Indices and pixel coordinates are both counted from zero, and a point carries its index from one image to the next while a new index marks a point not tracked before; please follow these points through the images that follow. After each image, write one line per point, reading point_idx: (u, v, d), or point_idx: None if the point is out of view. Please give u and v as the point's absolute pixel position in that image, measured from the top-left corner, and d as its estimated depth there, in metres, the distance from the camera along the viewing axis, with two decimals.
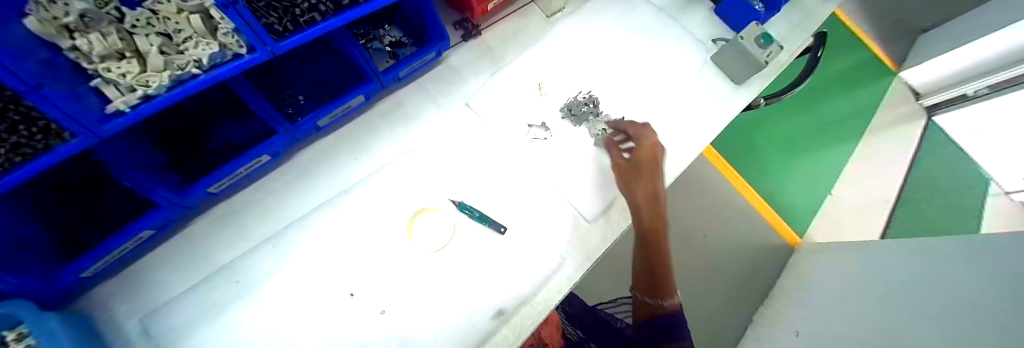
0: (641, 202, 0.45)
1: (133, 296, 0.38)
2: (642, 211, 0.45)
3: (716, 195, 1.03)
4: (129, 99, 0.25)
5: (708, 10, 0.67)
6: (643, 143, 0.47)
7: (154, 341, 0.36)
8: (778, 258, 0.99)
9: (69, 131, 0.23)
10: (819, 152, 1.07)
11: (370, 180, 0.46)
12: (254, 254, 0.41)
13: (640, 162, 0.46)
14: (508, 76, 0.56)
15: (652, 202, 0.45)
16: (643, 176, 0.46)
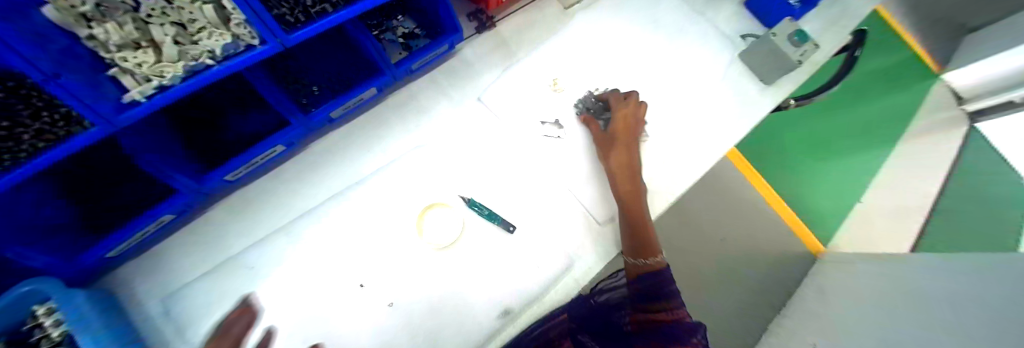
0: (619, 171, 0.46)
1: (156, 276, 0.39)
2: (618, 179, 0.46)
3: (735, 199, 0.98)
4: (145, 89, 0.26)
5: (738, 4, 0.64)
6: (622, 114, 0.48)
7: (174, 322, 0.37)
8: (799, 266, 0.95)
9: (87, 120, 0.24)
10: (849, 159, 1.01)
11: (381, 174, 0.46)
12: (269, 243, 0.41)
13: (619, 132, 0.48)
14: (522, 70, 0.54)
15: (626, 170, 0.46)
16: (618, 145, 0.47)
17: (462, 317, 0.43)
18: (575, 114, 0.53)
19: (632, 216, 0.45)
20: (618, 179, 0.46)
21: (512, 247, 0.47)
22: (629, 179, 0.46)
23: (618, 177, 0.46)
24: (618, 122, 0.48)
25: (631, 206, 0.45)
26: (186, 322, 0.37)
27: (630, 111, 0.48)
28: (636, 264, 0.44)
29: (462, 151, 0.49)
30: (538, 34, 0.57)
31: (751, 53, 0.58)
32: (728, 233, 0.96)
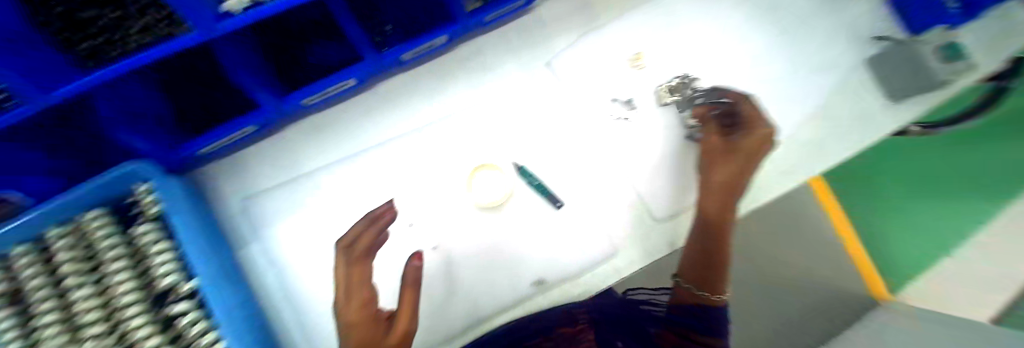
0: (715, 185, 0.42)
1: (236, 179, 0.43)
2: (710, 193, 0.42)
3: (802, 225, 0.92)
4: (238, 1, 0.24)
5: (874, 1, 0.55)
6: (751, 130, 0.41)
7: (252, 220, 0.42)
8: (851, 302, 0.91)
9: (187, 24, 0.22)
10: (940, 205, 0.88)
11: (439, 124, 0.45)
12: (330, 168, 0.44)
13: (738, 147, 0.41)
14: (603, 38, 0.49)
15: (727, 187, 0.41)
16: (734, 162, 0.41)
17: (496, 279, 0.45)
18: (655, 99, 0.48)
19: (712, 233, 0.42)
20: (708, 194, 0.42)
21: (556, 222, 0.46)
22: (725, 196, 0.41)
23: (712, 193, 0.42)
24: (741, 133, 0.41)
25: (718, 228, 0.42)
26: (262, 224, 0.42)
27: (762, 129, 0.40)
28: (691, 293, 0.45)
29: (523, 115, 0.47)
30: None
31: (882, 62, 0.52)
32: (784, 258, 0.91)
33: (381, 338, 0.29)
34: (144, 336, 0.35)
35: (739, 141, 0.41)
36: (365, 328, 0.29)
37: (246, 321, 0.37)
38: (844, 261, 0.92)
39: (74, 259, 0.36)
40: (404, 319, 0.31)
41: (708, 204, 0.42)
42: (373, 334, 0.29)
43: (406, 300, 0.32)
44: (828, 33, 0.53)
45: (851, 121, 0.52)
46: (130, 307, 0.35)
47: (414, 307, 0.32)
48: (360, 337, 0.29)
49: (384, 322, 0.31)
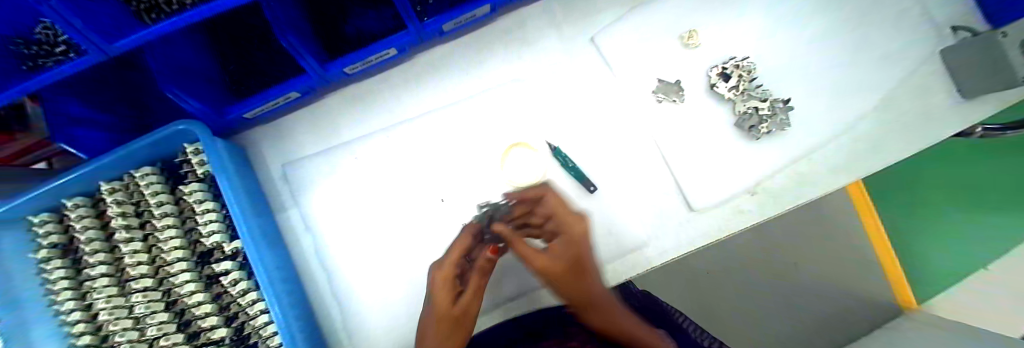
0: (560, 274, 0.33)
1: (274, 145, 0.43)
2: (562, 282, 0.33)
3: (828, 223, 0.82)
4: None
5: None
6: (567, 216, 0.34)
7: (291, 186, 0.43)
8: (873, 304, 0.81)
9: None
10: None
11: (476, 99, 0.44)
12: (368, 139, 0.43)
13: (566, 252, 0.33)
14: (651, 14, 0.46)
15: (574, 271, 0.33)
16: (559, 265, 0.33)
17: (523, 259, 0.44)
18: (706, 82, 0.46)
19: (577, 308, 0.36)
20: (559, 282, 0.33)
21: (588, 205, 0.45)
22: (579, 283, 0.34)
23: (556, 277, 0.33)
24: (561, 243, 0.33)
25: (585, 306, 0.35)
26: (301, 189, 0.43)
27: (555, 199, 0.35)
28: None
29: (561, 93, 0.45)
30: None
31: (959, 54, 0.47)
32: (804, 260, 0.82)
33: (449, 307, 0.32)
34: (191, 291, 0.37)
35: (570, 251, 0.33)
36: (441, 293, 0.32)
37: (287, 282, 0.39)
38: (877, 270, 0.80)
39: (124, 214, 0.37)
40: (470, 298, 0.33)
41: (569, 294, 0.34)
42: (447, 303, 0.32)
43: (476, 284, 0.33)
44: (889, 21, 0.50)
45: (913, 119, 0.48)
46: (177, 263, 0.37)
47: (481, 291, 0.33)
48: (436, 299, 0.32)
49: (454, 297, 0.32)
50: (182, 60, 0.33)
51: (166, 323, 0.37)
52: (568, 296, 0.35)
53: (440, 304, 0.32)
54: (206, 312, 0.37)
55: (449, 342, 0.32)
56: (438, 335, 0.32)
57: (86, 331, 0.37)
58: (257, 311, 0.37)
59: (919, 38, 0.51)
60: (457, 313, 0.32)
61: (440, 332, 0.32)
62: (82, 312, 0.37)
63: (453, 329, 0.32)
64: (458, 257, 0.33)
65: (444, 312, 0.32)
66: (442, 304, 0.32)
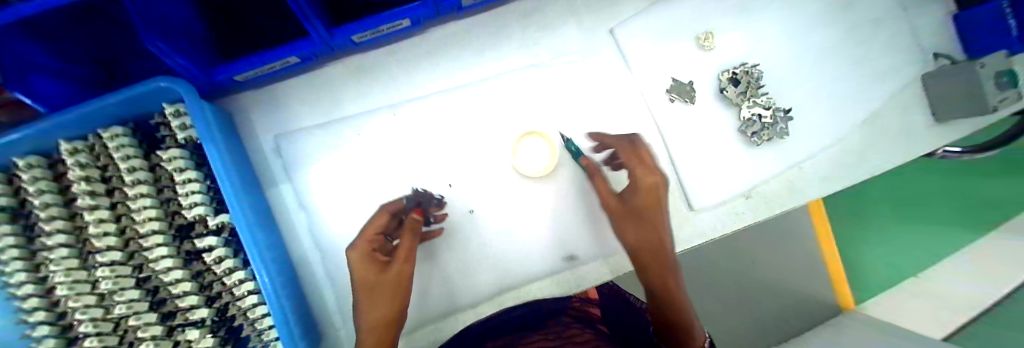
0: (618, 212, 0.35)
1: (266, 114, 0.40)
2: (619, 221, 0.35)
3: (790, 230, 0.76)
4: None
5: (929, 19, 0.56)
6: (636, 166, 0.34)
7: (284, 160, 0.40)
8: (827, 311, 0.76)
9: None
10: None
11: (490, 82, 0.43)
12: (373, 117, 0.41)
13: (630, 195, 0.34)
14: (671, 10, 0.46)
15: (633, 214, 0.34)
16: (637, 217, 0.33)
17: (527, 249, 0.44)
18: (717, 86, 0.47)
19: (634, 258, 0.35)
20: (618, 221, 0.35)
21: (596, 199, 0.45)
22: (636, 227, 0.33)
23: (619, 220, 0.35)
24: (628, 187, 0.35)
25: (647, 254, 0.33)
26: (296, 164, 0.40)
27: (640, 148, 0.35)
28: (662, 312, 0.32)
29: (575, 83, 0.44)
30: None
31: (943, 79, 0.51)
32: (761, 268, 0.76)
33: (378, 276, 0.28)
34: (167, 268, 0.33)
35: (635, 195, 0.33)
36: (363, 267, 0.28)
37: (279, 262, 0.36)
38: (822, 277, 0.76)
39: (88, 178, 0.33)
40: (401, 262, 0.30)
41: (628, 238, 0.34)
42: (373, 273, 0.28)
43: (405, 245, 0.31)
44: (880, 43, 0.54)
45: (893, 137, 0.52)
46: (151, 237, 0.33)
47: (411, 256, 0.31)
48: (358, 275, 0.28)
49: (382, 266, 0.29)
50: (166, 8, 0.29)
51: (136, 301, 0.34)
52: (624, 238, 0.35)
53: (365, 276, 0.28)
54: (184, 291, 0.34)
55: (388, 311, 0.29)
56: (373, 306, 0.28)
57: (40, 307, 0.32)
58: (243, 292, 0.34)
59: (901, 63, 0.55)
60: (390, 282, 0.29)
61: (374, 304, 0.28)
62: (36, 285, 0.32)
63: (392, 300, 0.29)
64: (375, 229, 0.30)
65: (375, 284, 0.28)
66: (367, 275, 0.28)
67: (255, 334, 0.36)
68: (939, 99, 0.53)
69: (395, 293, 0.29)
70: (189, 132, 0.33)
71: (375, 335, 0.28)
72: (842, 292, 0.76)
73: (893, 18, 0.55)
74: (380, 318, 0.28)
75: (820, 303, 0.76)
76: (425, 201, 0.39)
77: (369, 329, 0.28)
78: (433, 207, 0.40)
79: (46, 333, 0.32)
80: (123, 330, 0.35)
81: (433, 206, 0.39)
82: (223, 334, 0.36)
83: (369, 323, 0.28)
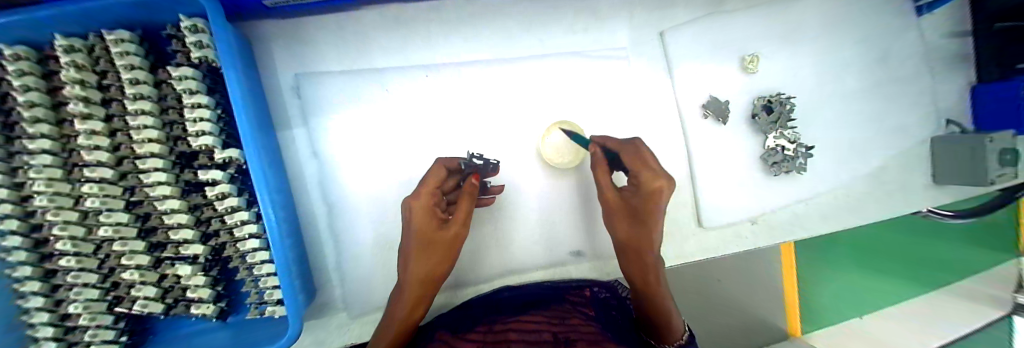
0: (617, 208, 0.36)
1: (290, 49, 0.36)
2: (616, 218, 0.36)
3: (754, 254, 0.76)
4: None
5: (947, 85, 0.58)
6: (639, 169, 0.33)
7: (302, 101, 0.37)
8: (782, 335, 0.77)
9: None
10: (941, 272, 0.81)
11: (533, 62, 0.42)
12: (407, 74, 0.39)
13: (629, 197, 0.35)
14: (720, 27, 0.46)
15: (632, 215, 0.35)
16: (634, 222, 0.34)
17: (535, 236, 0.45)
18: (750, 111, 0.47)
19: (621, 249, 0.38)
20: (614, 217, 0.36)
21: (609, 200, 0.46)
22: (630, 224, 0.35)
23: (617, 216, 0.36)
24: (631, 190, 0.35)
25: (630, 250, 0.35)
26: (315, 110, 0.37)
27: (643, 152, 0.34)
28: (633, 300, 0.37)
29: (616, 81, 0.44)
30: None
31: (950, 143, 0.53)
32: (724, 288, 0.74)
33: (436, 231, 0.32)
34: (163, 195, 0.31)
35: (637, 196, 0.34)
36: (424, 219, 0.31)
37: (286, 210, 0.34)
38: (777, 305, 0.77)
39: (82, 82, 0.29)
40: (456, 225, 0.33)
41: (619, 232, 0.36)
42: (432, 228, 0.32)
43: (462, 209, 0.33)
44: (901, 98, 0.55)
45: (892, 189, 0.54)
46: (149, 160, 0.30)
47: (466, 218, 0.33)
48: (417, 225, 0.31)
49: (440, 224, 0.32)
50: None
51: (123, 226, 0.31)
52: (615, 230, 0.37)
53: (424, 229, 0.31)
54: (179, 223, 0.32)
55: (433, 264, 0.33)
56: (422, 259, 0.32)
57: (11, 216, 0.29)
58: (244, 234, 0.33)
59: (919, 121, 0.57)
60: (444, 238, 0.32)
61: (423, 257, 0.32)
62: (12, 192, 0.29)
63: (438, 258, 0.33)
64: (436, 185, 0.32)
65: (432, 237, 0.32)
66: (428, 229, 0.31)
67: (250, 278, 0.35)
68: (944, 161, 0.55)
69: (443, 251, 0.33)
70: (204, 51, 0.30)
71: (417, 283, 0.32)
72: (791, 318, 0.77)
73: (920, 77, 0.57)
74: (425, 272, 0.32)
75: (774, 329, 0.77)
76: (483, 168, 0.39)
77: (414, 277, 0.32)
78: (490, 174, 0.40)
79: (17, 245, 0.29)
80: (104, 255, 0.32)
81: (489, 172, 0.39)
82: (215, 274, 0.35)
83: (418, 271, 0.32)
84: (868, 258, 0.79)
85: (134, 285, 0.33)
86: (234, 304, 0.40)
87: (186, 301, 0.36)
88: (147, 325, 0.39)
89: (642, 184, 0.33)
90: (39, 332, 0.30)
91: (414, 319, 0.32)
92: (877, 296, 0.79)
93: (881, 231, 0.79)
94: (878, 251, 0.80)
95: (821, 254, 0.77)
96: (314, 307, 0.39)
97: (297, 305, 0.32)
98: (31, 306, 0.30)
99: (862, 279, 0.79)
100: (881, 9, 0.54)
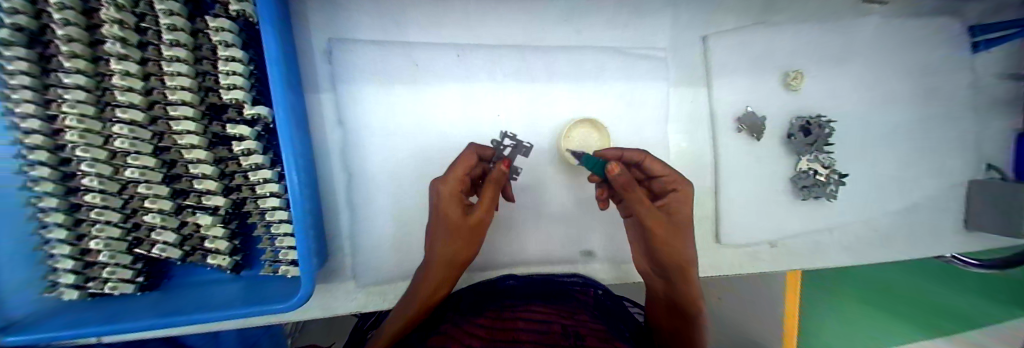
0: (663, 222, 0.35)
1: (324, 10, 0.35)
2: (666, 240, 0.35)
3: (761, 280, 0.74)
4: None
5: (996, 127, 0.55)
6: (672, 179, 0.36)
7: (331, 66, 0.36)
8: None
9: None
10: (945, 317, 0.74)
11: (568, 53, 0.40)
12: (439, 51, 0.38)
13: (674, 211, 0.35)
14: (765, 39, 0.44)
15: (677, 229, 0.35)
16: (677, 234, 0.35)
17: (551, 231, 0.44)
18: (786, 130, 0.45)
19: (676, 278, 0.36)
20: (665, 239, 0.35)
21: None
22: (676, 238, 0.35)
23: (665, 237, 0.35)
24: (671, 202, 0.36)
25: (678, 263, 0.36)
26: (345, 77, 0.36)
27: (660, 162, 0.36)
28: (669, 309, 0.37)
29: (651, 84, 0.42)
30: (812, 10, 0.45)
31: (989, 189, 0.51)
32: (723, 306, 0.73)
33: (461, 217, 0.32)
34: (191, 144, 0.31)
35: (678, 205, 0.35)
36: (449, 204, 0.32)
37: (307, 175, 0.34)
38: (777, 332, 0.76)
39: (122, 24, 0.28)
40: (481, 211, 0.32)
41: (670, 249, 0.35)
42: (456, 213, 0.32)
43: (487, 195, 0.32)
44: (944, 135, 0.53)
45: (920, 228, 0.52)
46: (180, 107, 0.30)
47: (492, 205, 0.33)
48: (444, 209, 0.32)
49: (464, 210, 0.32)
50: None
51: (150, 170, 0.31)
52: (663, 256, 0.35)
53: (449, 213, 0.32)
54: (203, 173, 0.32)
55: (458, 250, 0.33)
56: (446, 244, 0.33)
57: (42, 147, 0.29)
58: (264, 192, 0.33)
59: (960, 161, 0.54)
60: (468, 224, 0.32)
61: (448, 243, 0.33)
62: (44, 124, 0.29)
63: (459, 242, 0.33)
64: (465, 172, 0.32)
65: (457, 223, 0.32)
66: (454, 215, 0.32)
67: (266, 236, 0.36)
68: (982, 207, 0.52)
69: (466, 237, 0.33)
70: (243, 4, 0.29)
71: (437, 267, 0.33)
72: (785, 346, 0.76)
73: (969, 115, 0.54)
74: (447, 257, 0.33)
75: None
76: (515, 150, 0.40)
77: (439, 260, 0.33)
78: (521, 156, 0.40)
79: (44, 176, 0.29)
80: (128, 195, 0.33)
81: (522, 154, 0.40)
82: (233, 227, 0.36)
83: (439, 254, 0.32)
84: (863, 296, 0.78)
85: (156, 229, 0.33)
86: (250, 259, 0.40)
87: (202, 250, 0.37)
88: (167, 268, 0.40)
89: (684, 191, 0.35)
90: (60, 262, 0.31)
91: (438, 297, 0.34)
92: (868, 333, 0.76)
93: (877, 272, 0.77)
94: (870, 291, 0.78)
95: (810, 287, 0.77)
96: (324, 272, 0.40)
97: (312, 269, 0.32)
98: (54, 237, 0.31)
99: (852, 315, 0.77)
100: (937, 39, 0.51)
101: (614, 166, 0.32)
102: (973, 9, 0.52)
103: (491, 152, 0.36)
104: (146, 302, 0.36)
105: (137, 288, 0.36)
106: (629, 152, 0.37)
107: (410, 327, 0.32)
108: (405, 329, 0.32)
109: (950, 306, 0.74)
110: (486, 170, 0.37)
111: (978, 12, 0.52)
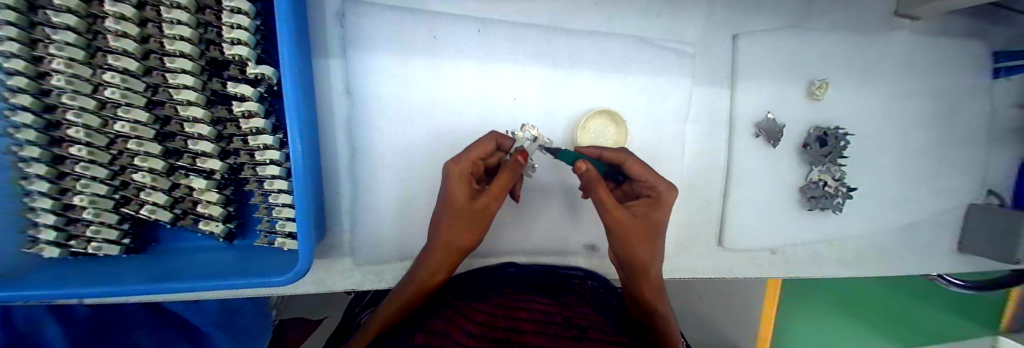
0: (630, 229, 0.31)
1: None
2: (629, 241, 0.31)
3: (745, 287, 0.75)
4: None
5: (1003, 155, 0.55)
6: (650, 179, 0.33)
7: (343, 30, 0.34)
8: None
9: None
10: (909, 331, 0.79)
11: (593, 39, 0.39)
12: (458, 25, 0.36)
13: (644, 214, 0.32)
14: (794, 44, 0.43)
15: (645, 235, 0.32)
16: (644, 243, 0.32)
17: (556, 221, 0.44)
18: (802, 140, 0.45)
19: (631, 280, 0.34)
20: (632, 243, 0.31)
21: None
22: (643, 245, 0.32)
23: (633, 240, 0.31)
24: (642, 206, 0.33)
25: (639, 270, 0.32)
26: (356, 43, 0.34)
27: (639, 162, 0.34)
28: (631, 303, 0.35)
29: (674, 79, 0.41)
30: (843, 18, 0.44)
31: (988, 215, 0.52)
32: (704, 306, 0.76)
33: (467, 201, 0.31)
34: (188, 101, 0.29)
35: (650, 211, 0.32)
36: (457, 187, 0.30)
37: (310, 144, 0.32)
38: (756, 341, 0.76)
39: None
40: (488, 196, 0.31)
41: (633, 255, 0.32)
42: (464, 197, 0.30)
43: (497, 183, 0.31)
44: (954, 157, 0.53)
45: (917, 247, 0.53)
46: (178, 60, 0.28)
47: (501, 193, 0.31)
48: (451, 192, 0.30)
49: (472, 196, 0.31)
50: None
51: (142, 125, 0.29)
52: (629, 265, 0.32)
53: (456, 196, 0.30)
54: (199, 134, 0.30)
55: (462, 236, 0.32)
56: (451, 227, 0.31)
57: (25, 91, 0.27)
58: (265, 159, 0.31)
59: (965, 185, 0.54)
60: (475, 209, 0.31)
61: (453, 227, 0.31)
62: (28, 66, 0.26)
63: (464, 227, 0.32)
64: (478, 157, 0.31)
65: (464, 208, 0.31)
66: (461, 197, 0.30)
67: (264, 204, 0.34)
68: (978, 232, 0.53)
69: (471, 222, 0.31)
70: None
71: (439, 251, 0.32)
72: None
73: (980, 140, 0.54)
74: (449, 241, 0.32)
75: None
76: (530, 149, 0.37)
77: (443, 245, 0.32)
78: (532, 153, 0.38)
79: (26, 123, 0.27)
80: (117, 151, 0.31)
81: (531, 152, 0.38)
82: (229, 193, 0.34)
83: (443, 237, 0.32)
84: (847, 311, 0.78)
85: (146, 188, 0.32)
86: (244, 228, 0.39)
87: (194, 214, 0.35)
88: (153, 231, 0.38)
89: (660, 197, 0.33)
90: (41, 217, 0.29)
91: (434, 282, 0.33)
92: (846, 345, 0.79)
93: (866, 290, 0.78)
94: (856, 308, 0.78)
95: (799, 301, 0.77)
96: (320, 248, 0.38)
97: (310, 243, 0.31)
98: (35, 190, 0.29)
99: (835, 329, 0.79)
100: (960, 60, 0.51)
101: (581, 164, 0.30)
102: (997, 33, 0.52)
103: (510, 143, 0.36)
104: (135, 265, 0.34)
105: (122, 250, 0.34)
106: (610, 152, 0.35)
107: (406, 308, 0.32)
108: (400, 311, 0.31)
109: (917, 322, 0.79)
110: (502, 161, 0.36)
111: (1003, 37, 0.52)
